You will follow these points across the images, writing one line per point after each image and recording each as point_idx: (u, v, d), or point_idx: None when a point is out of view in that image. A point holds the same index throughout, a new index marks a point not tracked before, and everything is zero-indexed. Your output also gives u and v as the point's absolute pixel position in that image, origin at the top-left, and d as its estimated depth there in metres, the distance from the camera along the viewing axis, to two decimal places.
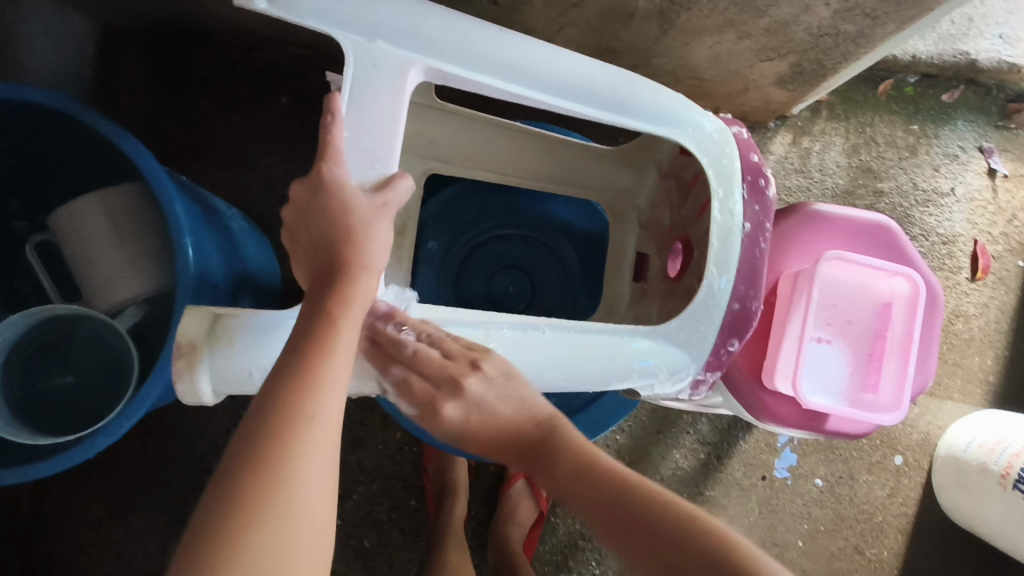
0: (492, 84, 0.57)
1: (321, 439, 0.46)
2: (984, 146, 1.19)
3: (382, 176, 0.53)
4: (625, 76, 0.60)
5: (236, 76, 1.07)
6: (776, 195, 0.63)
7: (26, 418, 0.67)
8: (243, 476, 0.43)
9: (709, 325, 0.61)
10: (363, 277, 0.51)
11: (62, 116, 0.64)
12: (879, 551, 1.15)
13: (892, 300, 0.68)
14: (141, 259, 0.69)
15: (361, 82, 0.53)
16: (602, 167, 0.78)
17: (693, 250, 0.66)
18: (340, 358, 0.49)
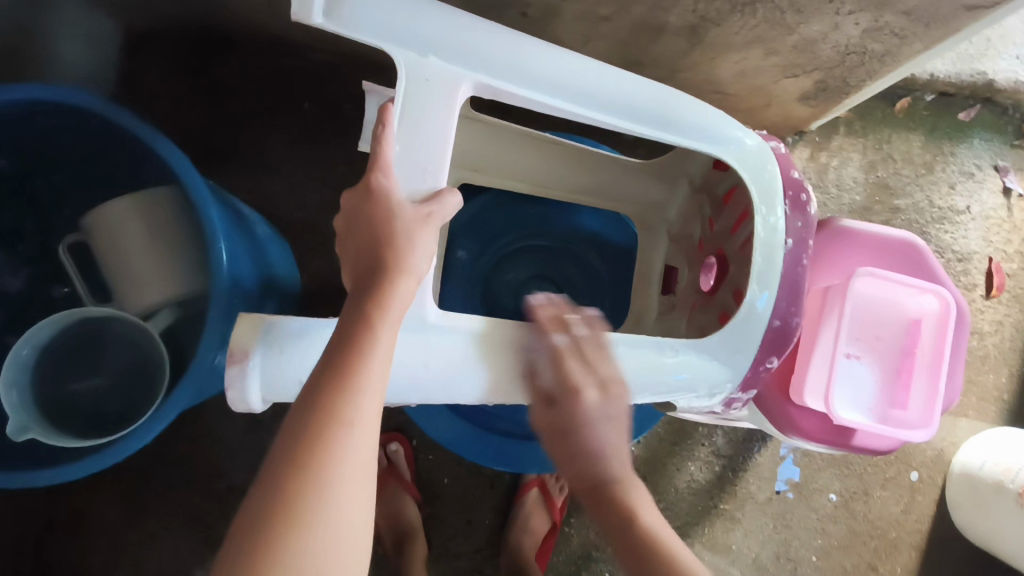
0: (540, 100, 0.58)
1: (358, 445, 0.46)
2: (1000, 165, 1.20)
3: (433, 190, 0.54)
4: (669, 92, 0.61)
5: (259, 81, 1.07)
6: (817, 212, 0.63)
7: (57, 419, 0.67)
8: (280, 480, 0.43)
9: (749, 341, 0.61)
10: (401, 281, 0.50)
11: (96, 118, 0.64)
12: (892, 568, 1.15)
13: (921, 317, 0.68)
14: (176, 263, 0.68)
15: (414, 95, 0.53)
16: (633, 179, 0.79)
17: (728, 265, 0.68)
18: (379, 362, 0.48)
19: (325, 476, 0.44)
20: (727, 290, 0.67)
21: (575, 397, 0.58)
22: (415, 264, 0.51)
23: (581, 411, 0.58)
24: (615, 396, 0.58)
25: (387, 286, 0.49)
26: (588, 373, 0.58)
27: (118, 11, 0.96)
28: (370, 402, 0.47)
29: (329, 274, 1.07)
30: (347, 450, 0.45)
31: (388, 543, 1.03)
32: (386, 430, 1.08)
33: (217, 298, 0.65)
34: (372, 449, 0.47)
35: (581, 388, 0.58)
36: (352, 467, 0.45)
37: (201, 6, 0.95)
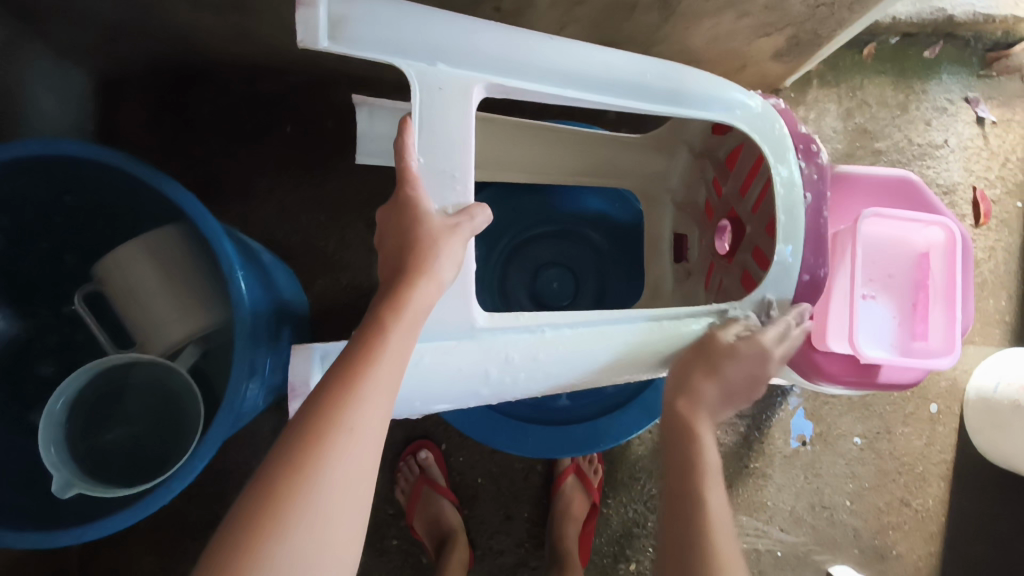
0: (550, 92, 0.59)
1: (359, 451, 0.45)
2: (970, 96, 1.23)
3: (461, 205, 0.55)
4: (670, 67, 0.62)
5: (238, 111, 1.07)
6: (828, 160, 0.65)
7: (97, 471, 0.68)
8: (270, 481, 0.42)
9: (783, 292, 0.63)
10: (421, 284, 0.50)
11: (99, 165, 0.64)
12: (924, 501, 1.18)
13: (929, 249, 0.71)
14: (196, 300, 0.68)
15: (430, 105, 0.54)
16: (633, 154, 0.81)
17: (744, 227, 0.70)
18: (387, 368, 0.48)
19: (318, 477, 0.43)
20: (746, 250, 0.70)
21: (755, 350, 0.60)
22: (439, 269, 0.51)
23: (750, 358, 0.60)
24: (769, 371, 0.61)
25: (407, 289, 0.50)
26: (778, 342, 0.61)
27: (89, 59, 0.95)
28: (373, 407, 0.47)
29: (336, 293, 1.07)
30: (346, 453, 0.44)
31: (430, 548, 1.03)
32: (413, 441, 1.09)
33: (242, 328, 0.65)
34: (372, 457, 0.46)
35: (769, 352, 0.60)
36: (347, 472, 0.44)
37: (171, 44, 0.95)
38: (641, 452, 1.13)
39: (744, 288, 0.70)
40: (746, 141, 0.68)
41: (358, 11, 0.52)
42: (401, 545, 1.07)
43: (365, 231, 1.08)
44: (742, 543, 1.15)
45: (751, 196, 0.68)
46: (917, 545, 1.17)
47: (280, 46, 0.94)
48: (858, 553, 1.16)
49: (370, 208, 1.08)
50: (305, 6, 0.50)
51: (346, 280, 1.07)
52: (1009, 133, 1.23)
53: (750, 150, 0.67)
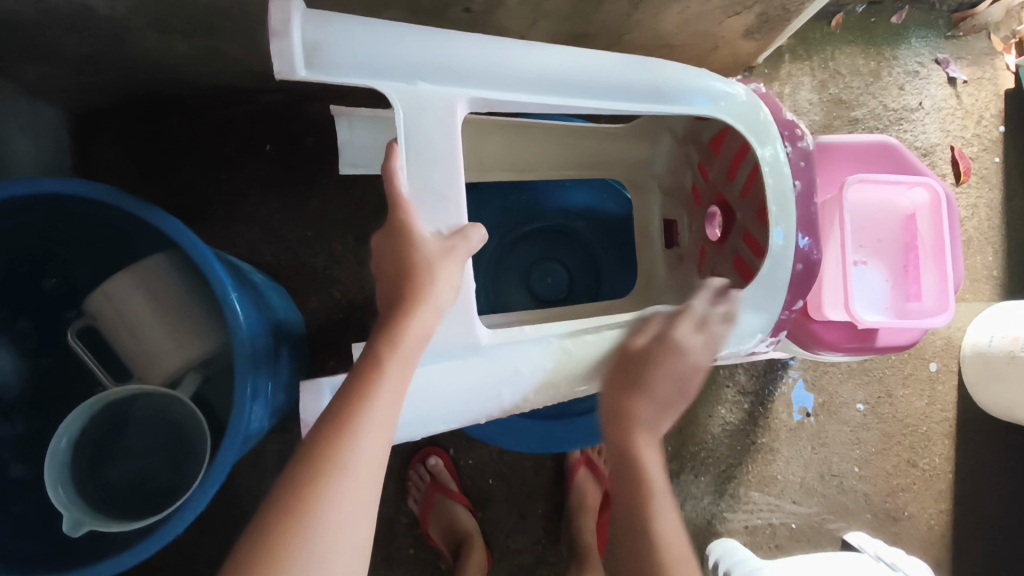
0: (532, 101, 0.59)
1: (359, 485, 0.45)
2: (940, 57, 1.25)
3: (455, 225, 0.55)
4: (650, 64, 0.62)
5: (215, 135, 1.06)
6: (813, 144, 0.65)
7: (105, 506, 0.68)
8: (275, 512, 0.42)
9: (777, 285, 0.63)
10: (419, 312, 0.50)
11: (82, 201, 0.64)
12: (931, 460, 1.19)
13: (915, 211, 0.72)
14: (189, 332, 0.68)
15: (414, 125, 0.54)
16: (618, 143, 0.82)
17: (733, 213, 0.71)
18: (386, 399, 0.48)
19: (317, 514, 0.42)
20: (738, 235, 0.70)
21: (673, 347, 0.61)
22: (436, 294, 0.51)
23: (664, 361, 0.60)
24: (699, 362, 0.61)
25: (406, 316, 0.50)
26: (695, 334, 0.61)
27: (60, 94, 0.94)
28: (375, 434, 0.47)
29: (330, 308, 1.06)
30: (343, 488, 0.44)
31: (447, 553, 1.03)
32: (421, 449, 1.09)
33: (241, 358, 0.65)
34: (374, 485, 0.46)
35: (687, 345, 0.61)
36: (345, 508, 0.43)
37: (144, 73, 0.94)
38: None
39: (738, 274, 0.70)
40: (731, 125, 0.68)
41: (335, 38, 0.53)
42: (418, 554, 1.07)
43: (355, 243, 1.08)
44: (756, 520, 1.15)
45: (739, 180, 0.69)
46: (928, 504, 1.18)
47: (252, 65, 0.93)
48: (871, 518, 1.17)
49: (357, 220, 1.08)
50: (279, 36, 0.50)
51: (340, 293, 1.06)
52: (980, 90, 1.25)
53: (735, 135, 0.68)
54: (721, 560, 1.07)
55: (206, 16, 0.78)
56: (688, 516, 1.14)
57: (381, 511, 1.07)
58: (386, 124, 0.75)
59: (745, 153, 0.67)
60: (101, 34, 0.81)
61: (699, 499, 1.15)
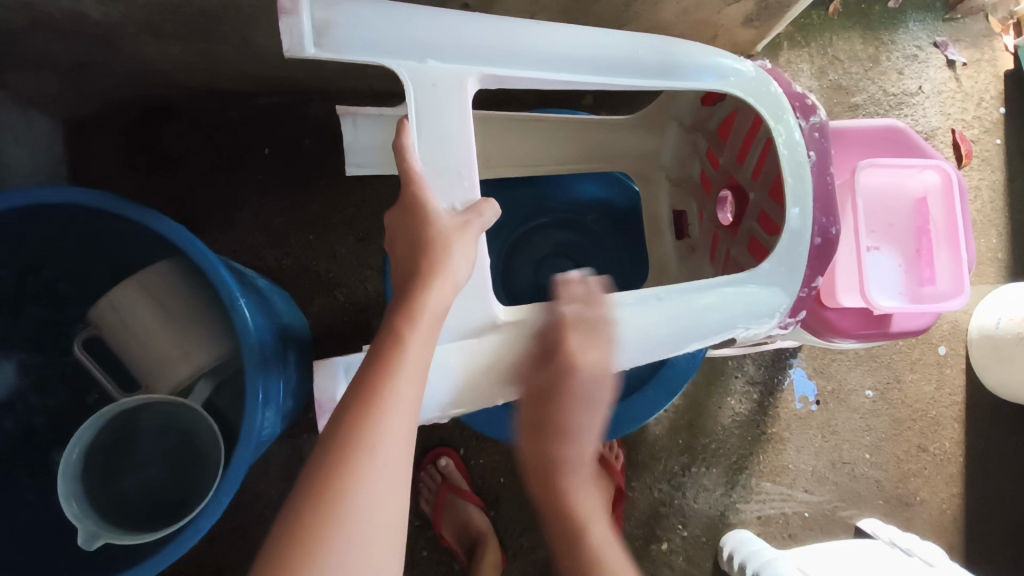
0: (544, 77, 0.58)
1: (386, 468, 0.44)
2: (939, 40, 1.24)
3: (469, 202, 0.55)
4: (660, 41, 0.61)
5: (212, 140, 1.05)
6: (826, 115, 0.64)
7: (119, 519, 0.67)
8: (306, 502, 0.41)
9: (796, 260, 0.62)
10: (437, 285, 0.50)
11: (84, 208, 0.63)
12: (941, 444, 1.19)
13: (926, 194, 0.72)
14: (198, 332, 0.67)
15: (426, 103, 0.54)
16: (625, 135, 0.82)
17: (747, 196, 0.70)
18: (408, 377, 0.47)
19: (345, 501, 0.41)
20: (751, 217, 0.69)
21: (571, 367, 0.56)
22: (452, 269, 0.51)
23: (573, 381, 0.57)
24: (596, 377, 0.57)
25: (421, 290, 0.49)
26: (590, 348, 0.56)
27: (52, 104, 0.93)
28: (399, 408, 0.46)
29: (334, 311, 1.05)
30: (370, 472, 0.43)
31: (460, 552, 1.03)
32: (431, 450, 1.08)
33: (251, 356, 0.64)
34: (403, 462, 0.45)
35: (583, 364, 0.56)
36: (375, 491, 0.42)
37: (137, 78, 0.93)
38: (659, 432, 1.15)
39: (754, 255, 0.70)
40: (741, 105, 0.67)
41: (343, 16, 0.52)
42: (431, 555, 1.06)
43: (357, 244, 1.07)
44: (769, 510, 1.15)
45: (751, 161, 0.68)
46: (940, 488, 1.18)
47: (249, 68, 0.92)
48: (882, 504, 1.17)
49: (359, 221, 1.07)
50: (287, 15, 0.49)
51: (343, 295, 1.05)
52: (980, 72, 1.25)
53: (745, 115, 0.67)
54: (736, 551, 1.07)
55: (203, 20, 0.77)
56: (701, 508, 1.14)
57: None
58: (390, 121, 0.74)
59: (758, 127, 0.66)
60: (94, 39, 0.79)
61: (712, 491, 1.14)
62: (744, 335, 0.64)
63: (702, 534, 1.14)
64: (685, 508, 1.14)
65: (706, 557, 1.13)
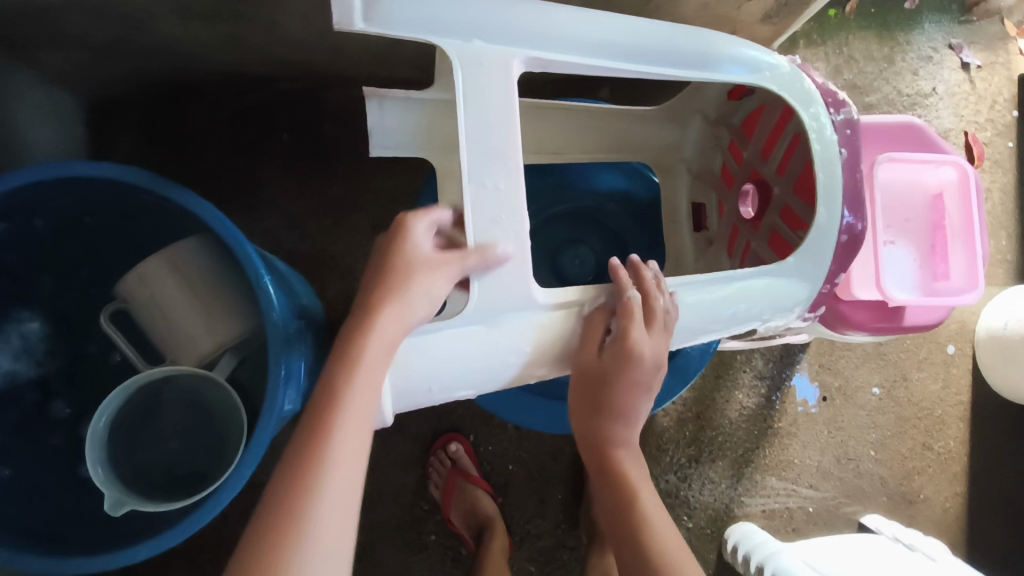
0: (586, 61, 0.59)
1: (336, 488, 0.45)
2: (954, 43, 1.25)
3: (509, 185, 0.56)
4: (692, 33, 0.62)
5: (232, 123, 1.06)
6: (858, 114, 0.65)
7: (142, 488, 0.68)
8: (259, 528, 0.43)
9: (822, 255, 0.63)
10: (394, 314, 0.51)
11: (121, 184, 0.64)
12: (945, 443, 1.20)
13: (941, 190, 0.73)
14: (226, 311, 0.68)
15: (471, 83, 0.55)
16: (649, 127, 0.82)
17: (772, 189, 0.72)
18: (356, 396, 0.49)
19: (298, 525, 0.43)
20: (774, 212, 0.72)
21: (627, 357, 0.59)
22: (409, 296, 0.52)
23: (634, 368, 0.60)
24: (657, 360, 0.60)
25: (374, 315, 0.51)
26: (649, 335, 0.59)
27: (76, 83, 0.95)
28: (352, 442, 0.47)
29: (348, 296, 1.06)
30: (319, 495, 0.45)
31: (468, 536, 1.04)
32: (440, 436, 1.09)
33: (275, 337, 0.65)
34: (354, 480, 0.47)
35: (643, 354, 0.59)
36: (327, 512, 0.44)
37: (160, 60, 0.94)
38: (667, 424, 1.16)
39: (776, 251, 0.72)
40: (769, 100, 0.69)
41: None
42: (439, 540, 1.08)
43: (372, 230, 1.08)
44: (774, 504, 1.16)
45: (777, 156, 0.70)
46: (943, 487, 1.19)
47: (271, 52, 0.93)
48: (886, 500, 1.18)
49: (375, 208, 1.08)
50: None
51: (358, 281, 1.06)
52: (994, 75, 1.25)
53: (773, 109, 0.69)
54: (740, 543, 1.08)
55: (228, 3, 0.78)
56: (706, 501, 1.15)
57: (402, 496, 1.08)
58: (415, 104, 0.75)
59: (789, 118, 0.67)
60: (120, 19, 0.80)
61: (718, 484, 1.16)
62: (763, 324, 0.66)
63: (707, 526, 1.15)
64: (691, 499, 1.15)
65: (710, 549, 1.14)
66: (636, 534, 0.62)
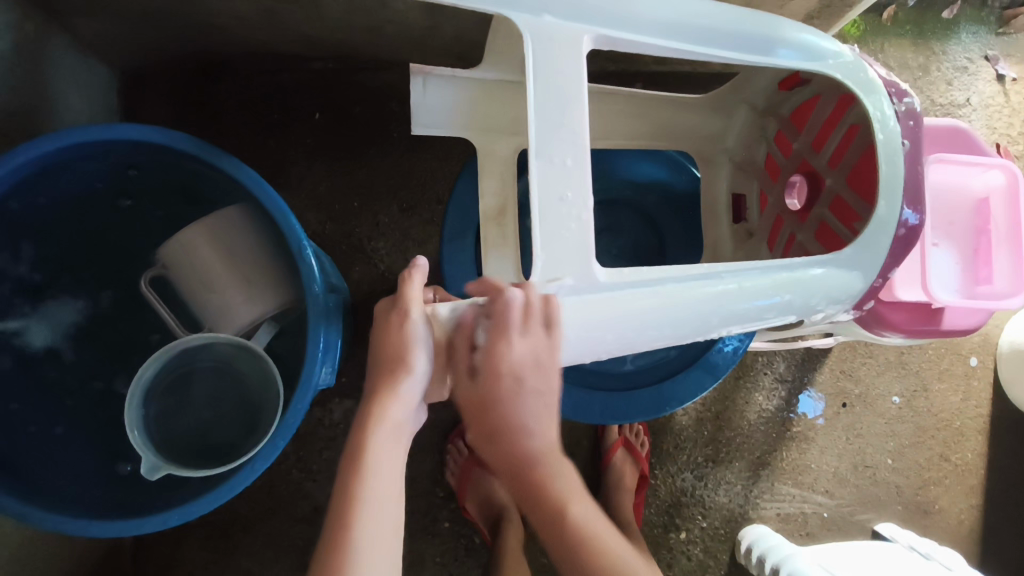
0: (652, 42, 0.61)
1: (378, 515, 0.56)
2: (989, 54, 1.24)
3: (580, 159, 0.56)
4: (751, 16, 0.63)
5: (263, 100, 1.06)
6: (921, 107, 0.65)
7: (171, 455, 0.68)
8: (324, 542, 0.55)
9: (880, 248, 0.64)
10: (403, 377, 0.57)
11: (164, 150, 0.64)
12: (963, 455, 1.19)
13: (987, 195, 0.76)
14: (273, 277, 0.68)
15: (543, 56, 0.57)
16: (697, 115, 0.84)
17: (822, 182, 0.76)
18: (387, 441, 0.58)
19: (351, 545, 0.54)
20: (824, 203, 0.76)
21: (499, 364, 0.56)
22: (419, 362, 0.57)
23: (502, 380, 0.56)
24: (538, 362, 0.56)
25: (394, 379, 0.58)
26: (517, 341, 0.55)
27: (112, 53, 0.95)
28: (388, 477, 0.57)
29: (373, 278, 1.06)
30: (365, 522, 0.55)
31: (484, 525, 1.03)
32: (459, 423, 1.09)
33: (313, 309, 0.64)
34: (392, 510, 0.57)
35: (509, 360, 0.55)
36: (372, 534, 0.55)
37: (196, 34, 0.94)
38: (685, 422, 1.16)
39: (823, 241, 0.76)
40: (826, 90, 0.72)
41: None
42: (453, 527, 1.07)
43: (400, 214, 1.07)
44: (789, 508, 1.16)
45: (830, 147, 0.74)
46: (958, 498, 1.18)
47: (309, 29, 0.92)
48: (901, 509, 1.18)
49: (404, 192, 1.07)
50: None
51: (385, 264, 1.05)
52: None
53: (829, 99, 0.72)
54: (754, 545, 1.08)
55: None
56: (721, 501, 1.15)
57: (418, 482, 1.08)
58: (458, 82, 0.75)
59: (845, 108, 0.70)
60: None
61: (734, 485, 1.15)
62: (813, 315, 0.66)
63: (721, 526, 1.15)
64: (706, 499, 1.15)
65: (723, 550, 1.14)
66: (570, 540, 0.61)
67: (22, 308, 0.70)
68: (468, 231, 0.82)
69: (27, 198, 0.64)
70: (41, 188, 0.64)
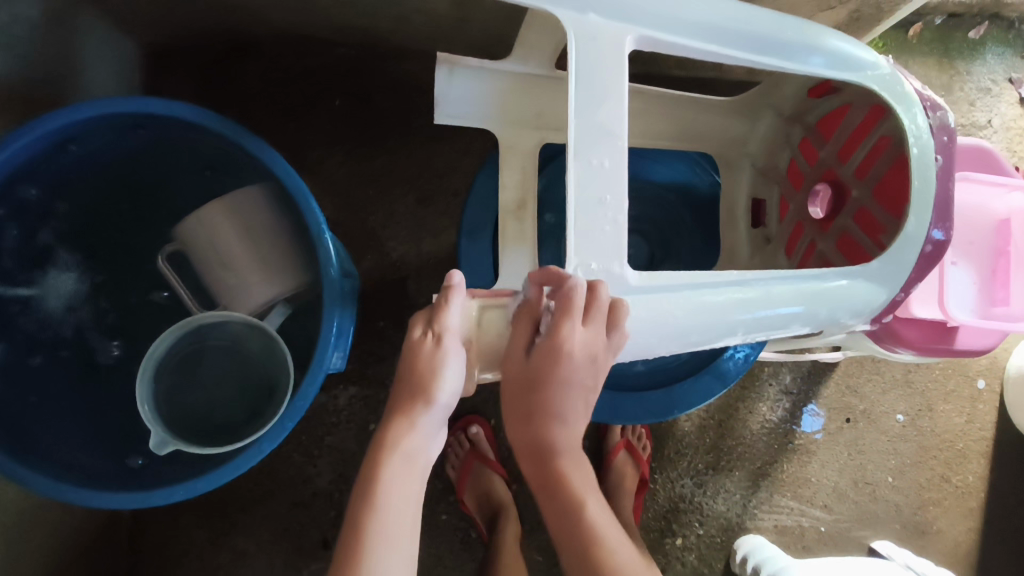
0: (691, 45, 0.61)
1: (389, 549, 0.53)
2: (1014, 77, 1.24)
3: (616, 159, 0.56)
4: (784, 20, 0.63)
5: (285, 83, 1.06)
6: (956, 123, 0.66)
7: (177, 431, 0.68)
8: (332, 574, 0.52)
9: (904, 262, 0.64)
10: (420, 407, 0.56)
11: (191, 125, 0.64)
12: (964, 477, 1.19)
13: (1009, 216, 0.76)
14: (298, 257, 0.69)
15: (585, 53, 0.56)
16: (722, 119, 0.84)
17: (847, 193, 0.76)
18: (399, 473, 0.56)
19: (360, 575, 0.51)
20: (848, 213, 0.75)
21: (560, 354, 0.55)
22: (440, 390, 0.56)
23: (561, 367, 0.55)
24: (595, 355, 0.56)
25: (411, 407, 0.56)
26: (584, 333, 0.55)
27: (138, 27, 0.95)
28: (399, 509, 0.55)
29: (383, 267, 1.06)
30: (377, 556, 0.53)
31: (480, 519, 1.03)
32: (461, 416, 1.09)
33: (332, 291, 0.64)
34: (404, 544, 0.55)
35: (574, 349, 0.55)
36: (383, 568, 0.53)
37: (222, 14, 0.94)
38: (687, 429, 1.16)
39: (846, 253, 0.75)
40: (857, 99, 0.72)
41: None
42: (450, 520, 1.07)
43: (415, 205, 1.07)
44: (787, 520, 1.16)
45: (857, 159, 0.74)
46: (957, 520, 1.18)
47: (336, 15, 0.92)
48: (899, 528, 1.18)
49: (421, 183, 1.07)
50: None
51: (397, 253, 1.05)
52: None
53: (859, 109, 0.72)
54: (750, 555, 1.07)
55: None
56: (719, 509, 1.15)
57: None
58: (484, 74, 0.75)
59: (876, 120, 0.70)
60: None
61: (732, 494, 1.15)
62: (830, 328, 0.66)
63: (718, 534, 1.14)
64: (705, 507, 1.14)
65: (718, 557, 1.14)
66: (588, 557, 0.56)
67: (38, 275, 0.70)
68: (485, 225, 0.82)
69: (52, 167, 0.64)
70: (65, 157, 0.65)
